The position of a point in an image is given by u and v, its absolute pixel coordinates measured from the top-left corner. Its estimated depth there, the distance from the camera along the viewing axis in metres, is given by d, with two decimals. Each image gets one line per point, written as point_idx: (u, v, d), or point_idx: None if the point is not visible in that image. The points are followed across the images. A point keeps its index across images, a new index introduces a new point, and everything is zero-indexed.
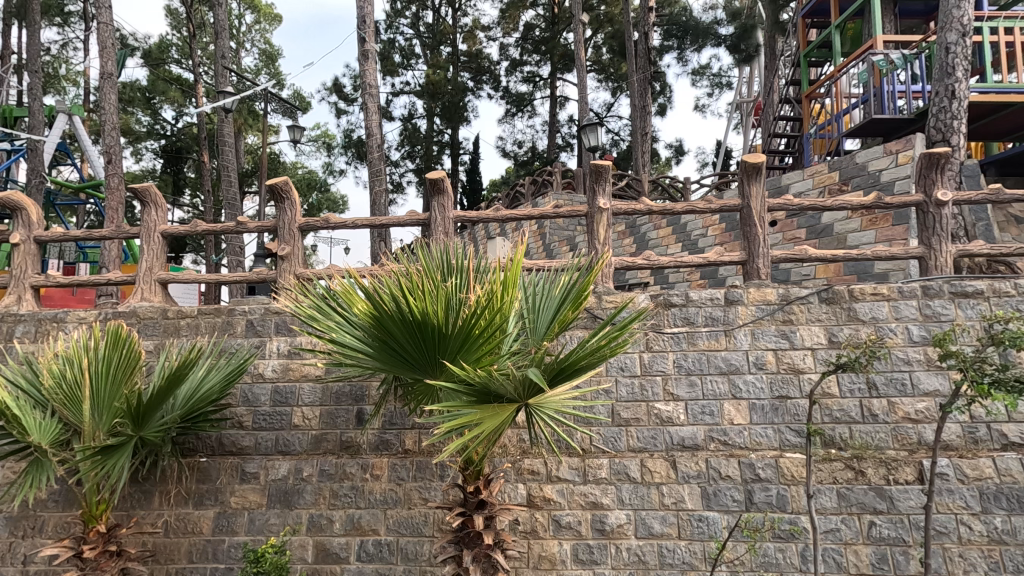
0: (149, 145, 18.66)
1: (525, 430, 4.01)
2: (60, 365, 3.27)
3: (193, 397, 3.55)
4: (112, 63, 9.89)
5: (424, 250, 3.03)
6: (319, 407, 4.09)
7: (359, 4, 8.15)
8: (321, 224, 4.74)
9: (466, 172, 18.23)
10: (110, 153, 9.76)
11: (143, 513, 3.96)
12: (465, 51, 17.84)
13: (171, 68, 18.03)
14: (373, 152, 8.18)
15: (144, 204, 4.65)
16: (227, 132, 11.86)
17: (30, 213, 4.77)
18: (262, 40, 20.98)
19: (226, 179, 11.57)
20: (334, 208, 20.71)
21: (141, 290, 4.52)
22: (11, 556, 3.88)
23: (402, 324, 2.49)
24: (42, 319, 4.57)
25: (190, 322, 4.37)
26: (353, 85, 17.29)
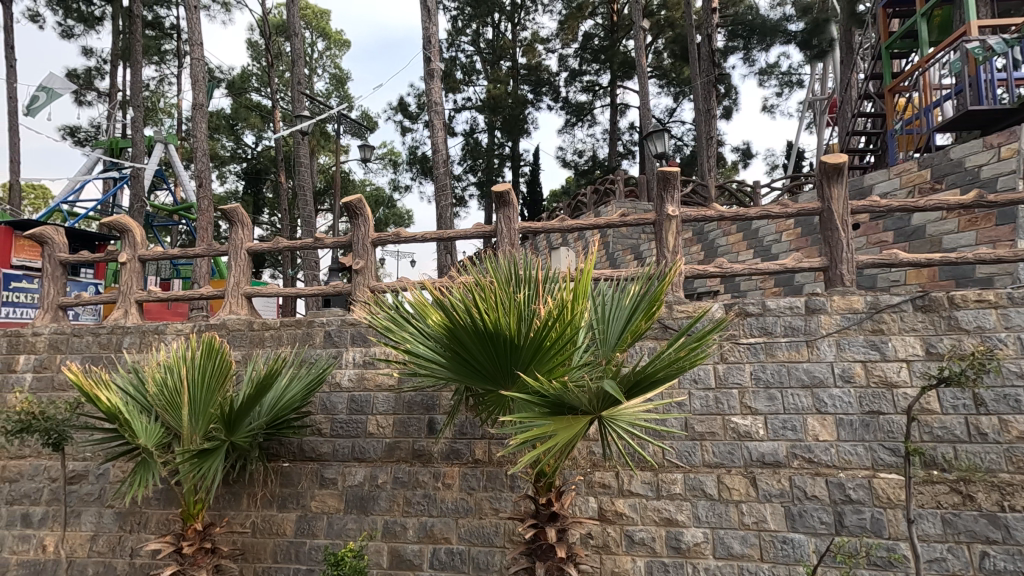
0: (233, 168, 20.10)
1: (596, 443, 3.95)
2: (163, 373, 3.56)
3: (277, 405, 3.75)
4: (203, 95, 10.75)
5: (492, 261, 3.07)
6: (393, 415, 4.21)
7: (424, 25, 8.44)
8: (392, 238, 4.91)
9: (526, 183, 18.41)
10: (201, 177, 10.60)
11: (233, 513, 4.22)
12: (525, 63, 18.00)
13: (252, 96, 19.39)
14: (439, 167, 8.43)
15: (232, 224, 5.01)
16: (303, 153, 12.60)
17: (135, 235, 5.24)
18: (333, 65, 22.16)
19: (302, 197, 12.28)
20: (401, 222, 21.46)
21: (230, 304, 4.85)
22: (120, 548, 4.23)
23: (475, 336, 2.52)
24: (145, 331, 4.96)
25: (274, 334, 4.63)
26: (417, 103, 17.92)
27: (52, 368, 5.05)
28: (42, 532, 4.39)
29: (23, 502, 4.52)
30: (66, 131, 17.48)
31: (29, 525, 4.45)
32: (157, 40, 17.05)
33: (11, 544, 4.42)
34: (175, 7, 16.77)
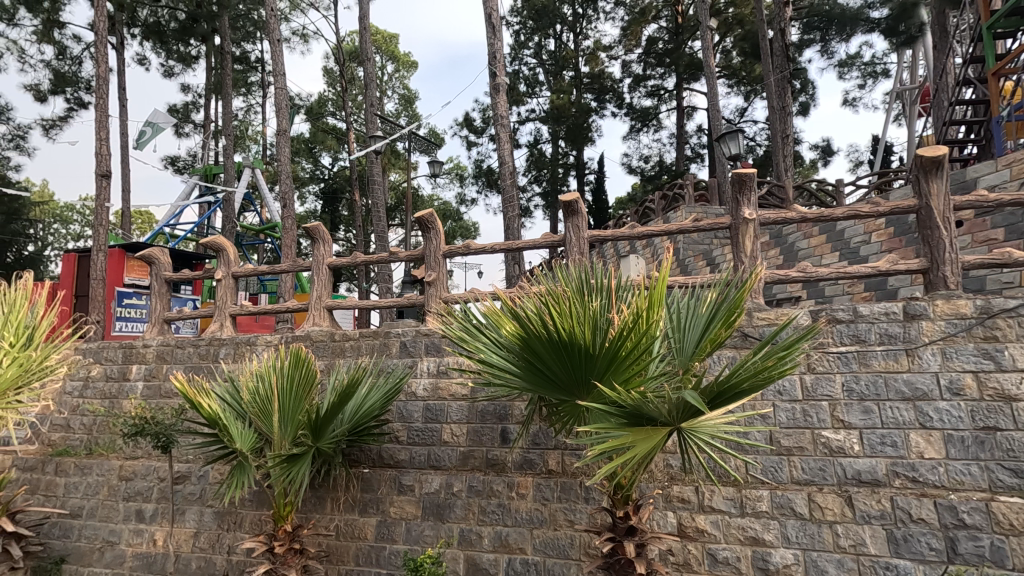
0: (312, 189, 21.35)
1: (673, 456, 3.83)
2: (256, 381, 3.80)
3: (358, 412, 3.91)
4: (285, 121, 11.51)
5: (563, 271, 3.06)
6: (466, 424, 4.28)
7: (489, 41, 8.63)
8: (462, 249, 5.02)
9: (591, 191, 18.29)
10: (285, 198, 11.32)
11: (319, 516, 4.42)
12: (588, 72, 17.93)
13: (329, 120, 20.55)
14: (506, 179, 8.54)
15: (314, 241, 5.32)
16: (376, 172, 13.18)
17: (229, 254, 5.68)
18: (402, 86, 23.09)
19: (376, 213, 12.83)
20: (468, 234, 21.90)
21: (313, 316, 5.13)
22: (219, 546, 4.54)
23: (549, 345, 2.51)
24: (238, 342, 5.32)
25: (354, 344, 4.84)
26: (482, 118, 18.29)
27: (160, 377, 5.52)
28: (153, 528, 4.79)
29: (137, 499, 4.96)
30: (168, 161, 19.24)
31: (142, 520, 4.86)
32: (245, 73, 18.46)
33: (127, 538, 4.85)
34: (260, 42, 18.12)
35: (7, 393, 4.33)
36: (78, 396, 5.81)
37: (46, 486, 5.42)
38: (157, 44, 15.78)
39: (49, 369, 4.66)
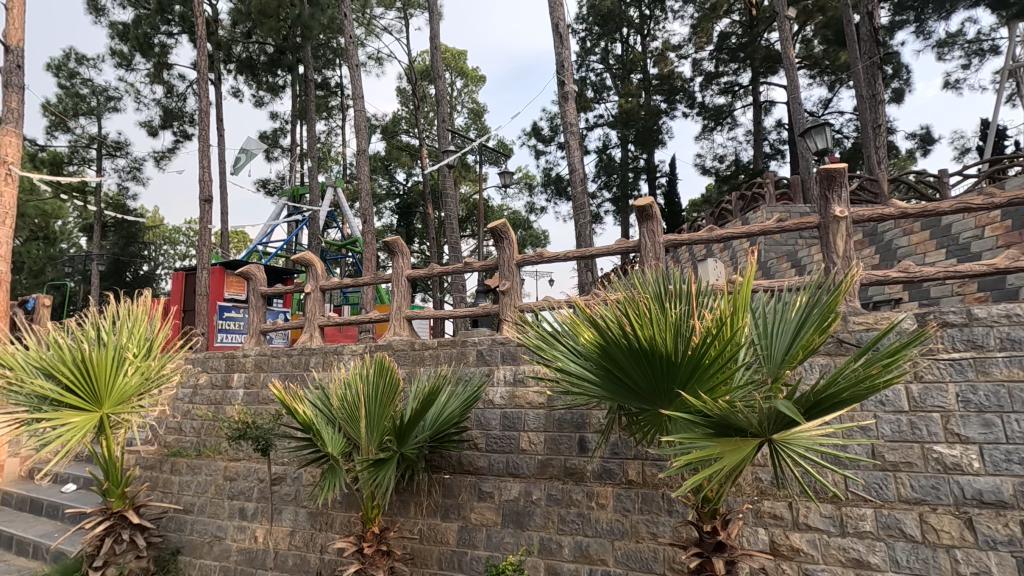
0: (388, 205, 22.32)
1: (763, 470, 3.64)
2: (344, 389, 4.01)
3: (439, 420, 4.01)
4: (364, 141, 12.12)
5: (639, 277, 3.01)
6: (544, 432, 4.29)
7: (556, 51, 8.68)
8: (536, 258, 5.05)
9: (663, 195, 17.86)
10: (365, 214, 11.91)
11: (403, 519, 4.57)
12: (657, 73, 17.56)
13: (403, 138, 21.43)
14: (576, 186, 8.53)
15: (394, 254, 5.57)
16: (449, 185, 13.56)
17: (317, 269, 6.08)
18: (471, 100, 23.68)
19: (450, 225, 13.22)
20: (538, 242, 22.03)
21: (394, 326, 5.37)
22: (313, 544, 4.80)
23: (629, 353, 2.47)
24: (327, 351, 5.61)
25: (432, 353, 5.00)
26: (550, 126, 18.38)
27: (258, 384, 5.95)
28: (254, 525, 5.15)
29: (240, 498, 5.35)
30: (260, 184, 20.82)
31: (244, 518, 5.24)
32: (326, 98, 19.65)
33: (232, 533, 5.25)
34: (339, 68, 19.25)
35: (131, 398, 4.82)
36: (188, 402, 6.36)
37: (163, 483, 5.98)
38: (249, 76, 17.17)
39: (165, 376, 5.15)
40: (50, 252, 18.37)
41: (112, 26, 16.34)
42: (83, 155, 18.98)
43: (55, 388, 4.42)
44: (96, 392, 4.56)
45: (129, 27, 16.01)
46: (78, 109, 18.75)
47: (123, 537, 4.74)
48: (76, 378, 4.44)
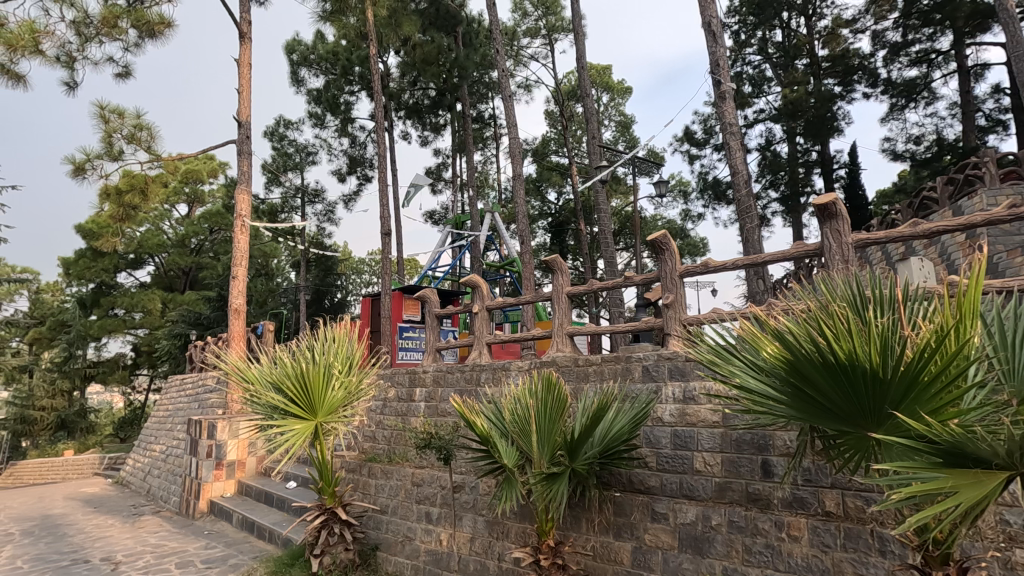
0: (542, 224, 23.03)
1: (1011, 510, 2.99)
2: (515, 404, 4.20)
3: (608, 436, 3.97)
4: (519, 165, 12.70)
5: (827, 284, 2.70)
6: (720, 453, 4.02)
7: (710, 50, 8.26)
8: (700, 268, 4.82)
9: (844, 189, 15.89)
10: (523, 235, 12.44)
11: (576, 535, 4.59)
12: (828, 55, 15.75)
13: (552, 158, 22.04)
14: (740, 188, 7.97)
15: (553, 273, 5.75)
16: (602, 200, 13.50)
17: (482, 289, 6.53)
18: (618, 113, 23.56)
19: (604, 239, 13.18)
20: (695, 251, 20.97)
21: (556, 343, 5.53)
22: (491, 551, 5.07)
23: (823, 370, 2.21)
24: (495, 367, 5.92)
25: (597, 369, 5.02)
26: (704, 129, 17.45)
27: (437, 398, 6.48)
28: (439, 529, 5.57)
29: (425, 503, 5.82)
30: (428, 215, 22.92)
31: (430, 521, 5.69)
32: (482, 130, 21.01)
33: (420, 535, 5.73)
34: (492, 101, 20.51)
35: (337, 410, 5.59)
36: (380, 413, 7.20)
37: (363, 485, 6.67)
38: (416, 119, 19.12)
39: (362, 390, 5.89)
40: (270, 286, 22.17)
41: (309, 94, 19.45)
42: (291, 204, 22.71)
43: (283, 400, 5.30)
44: (312, 403, 5.37)
45: (322, 92, 18.93)
46: (286, 165, 22.49)
47: (335, 530, 5.46)
48: (297, 392, 5.29)
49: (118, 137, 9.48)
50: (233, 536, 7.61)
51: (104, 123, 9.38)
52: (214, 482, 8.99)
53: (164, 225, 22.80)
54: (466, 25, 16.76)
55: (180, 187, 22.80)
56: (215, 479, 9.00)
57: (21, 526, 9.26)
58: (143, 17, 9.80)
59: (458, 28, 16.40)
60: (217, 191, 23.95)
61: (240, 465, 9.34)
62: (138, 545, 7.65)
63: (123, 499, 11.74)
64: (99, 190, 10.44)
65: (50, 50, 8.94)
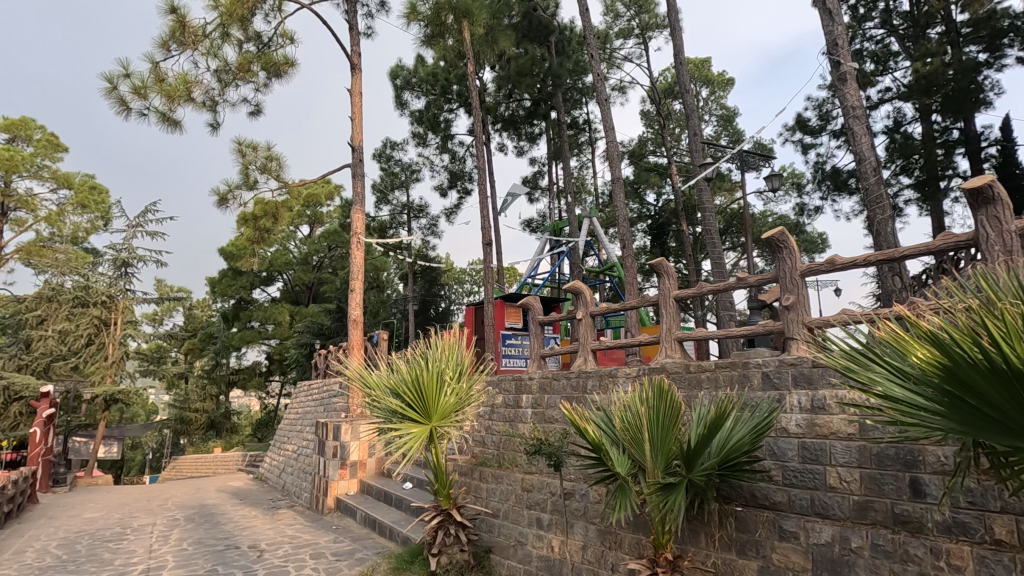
0: (641, 227, 22.53)
1: None
2: (626, 411, 4.12)
3: (726, 447, 3.73)
4: (617, 169, 12.52)
5: (990, 279, 2.36)
6: (859, 469, 3.66)
7: (826, 30, 7.61)
8: (826, 266, 4.43)
9: (996, 169, 13.87)
10: (624, 239, 12.23)
11: (695, 549, 4.36)
12: (969, 18, 13.88)
13: (650, 158, 21.50)
14: (868, 177, 7.23)
15: (659, 277, 5.58)
16: (706, 198, 12.87)
17: (586, 296, 6.50)
18: (719, 107, 22.45)
19: (709, 239, 12.58)
20: (812, 248, 19.38)
21: (665, 349, 5.36)
22: (604, 561, 5.00)
23: (989, 376, 1.94)
24: (602, 374, 5.85)
25: (710, 375, 4.79)
26: (818, 115, 16.11)
27: (544, 405, 6.53)
28: (550, 535, 5.58)
29: (535, 508, 5.86)
30: (526, 224, 23.28)
31: (542, 527, 5.72)
32: (576, 135, 20.99)
33: (532, 540, 5.79)
34: (585, 106, 20.46)
35: (450, 415, 5.81)
36: (489, 418, 7.41)
37: (476, 488, 6.87)
38: (512, 131, 19.57)
39: (472, 396, 6.10)
40: (381, 298, 23.70)
41: (412, 115, 20.60)
42: (399, 220, 24.13)
43: (400, 404, 5.62)
44: (427, 408, 5.63)
45: (424, 112, 19.95)
46: (393, 184, 23.93)
47: (451, 531, 5.67)
48: (413, 397, 5.59)
49: (253, 168, 10.62)
50: (358, 532, 8.17)
51: (242, 157, 10.57)
52: (339, 480, 9.70)
53: (291, 245, 25.19)
54: (558, 33, 16.93)
55: (303, 211, 25.12)
56: (340, 477, 9.72)
57: (185, 514, 10.59)
58: (271, 60, 10.98)
59: (550, 37, 16.61)
60: (333, 212, 26.08)
61: (361, 465, 10.02)
62: (278, 535, 8.46)
63: (264, 493, 13.06)
64: (239, 217, 11.77)
65: (198, 97, 10.28)
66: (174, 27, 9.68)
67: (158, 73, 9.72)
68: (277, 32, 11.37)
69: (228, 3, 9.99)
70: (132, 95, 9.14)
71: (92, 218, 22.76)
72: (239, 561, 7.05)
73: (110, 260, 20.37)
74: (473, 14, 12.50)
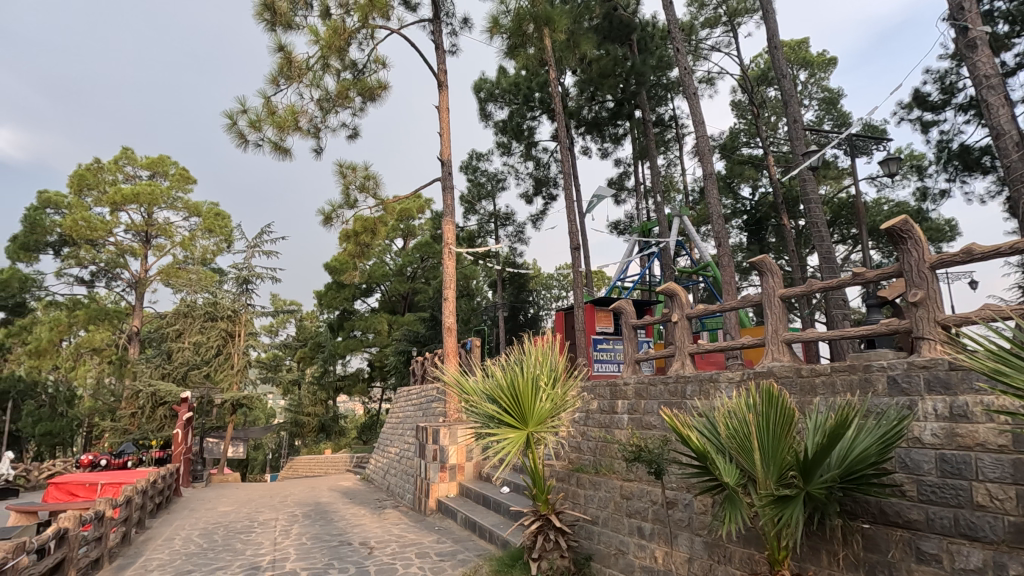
0: (736, 223, 21.40)
1: None
2: (733, 418, 3.92)
3: (849, 457, 3.38)
4: (709, 165, 11.98)
5: None
6: (1013, 486, 3.21)
7: None
8: (962, 257, 3.94)
9: None
10: (720, 237, 11.67)
11: (815, 569, 3.97)
12: None
13: (743, 150, 20.39)
14: (1011, 154, 6.35)
15: (763, 275, 5.27)
16: (810, 188, 11.92)
17: (681, 297, 6.26)
18: (821, 89, 20.83)
19: (817, 232, 11.66)
20: (939, 237, 17.36)
21: (771, 352, 5.05)
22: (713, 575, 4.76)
23: None
24: (702, 379, 5.59)
25: (826, 379, 4.44)
26: (940, 88, 14.44)
27: (641, 410, 6.36)
28: (653, 545, 5.41)
29: (636, 517, 5.70)
30: (613, 226, 22.93)
31: (643, 536, 5.56)
32: (663, 133, 20.38)
33: (634, 550, 5.64)
34: (671, 102, 19.83)
35: (547, 420, 5.82)
36: (584, 424, 7.32)
37: (573, 494, 6.81)
38: (596, 133, 19.38)
39: (568, 401, 6.05)
40: (472, 305, 24.33)
41: (496, 126, 21.02)
42: (486, 229, 24.70)
43: (497, 410, 5.72)
44: (524, 414, 5.69)
45: (507, 122, 20.28)
46: (480, 194, 24.53)
47: (550, 536, 5.68)
48: (509, 403, 5.68)
49: (353, 187, 11.35)
50: (460, 533, 8.41)
51: (343, 178, 11.32)
52: (440, 482, 10.06)
53: (387, 257, 26.58)
54: (640, 30, 16.59)
55: (397, 225, 26.44)
56: (441, 480, 10.07)
57: (303, 511, 11.46)
58: (366, 85, 11.71)
59: (632, 36, 16.32)
60: (425, 224, 27.21)
61: (460, 468, 10.31)
62: (386, 534, 8.91)
63: (371, 493, 13.83)
64: (341, 234, 12.60)
65: (304, 125, 11.18)
66: (281, 64, 10.60)
67: (270, 107, 10.67)
68: (371, 58, 12.10)
69: (327, 36, 10.78)
70: (249, 129, 10.10)
71: (218, 240, 25.38)
72: (352, 557, 7.50)
73: (233, 278, 22.61)
74: (554, 21, 12.54)
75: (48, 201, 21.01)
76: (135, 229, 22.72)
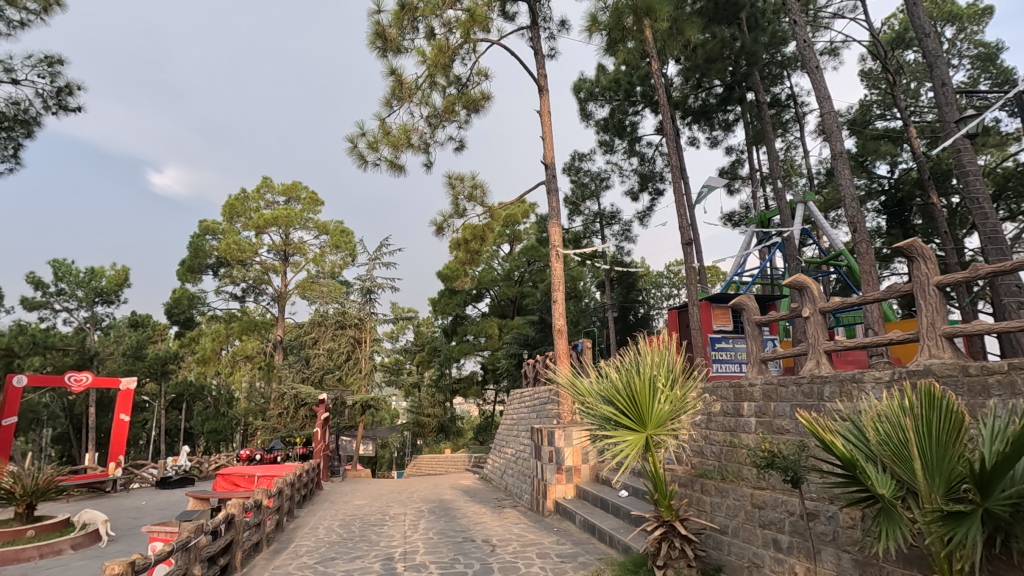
0: (872, 205, 19.23)
1: None
2: (885, 423, 3.52)
3: None
4: (838, 143, 10.85)
5: None
6: None
7: None
8: None
9: None
10: (854, 222, 10.52)
11: None
12: None
13: (877, 124, 18.28)
14: None
15: (912, 260, 4.65)
16: (966, 160, 10.34)
17: (812, 289, 5.71)
18: (973, 45, 18.10)
19: (977, 210, 10.08)
20: None
21: (928, 347, 4.43)
22: None
23: None
24: (843, 379, 5.06)
25: (1002, 379, 3.80)
26: None
27: (771, 413, 5.90)
28: (792, 559, 5.01)
29: (771, 528, 5.30)
30: (726, 218, 21.65)
31: (780, 549, 5.16)
32: (780, 114, 18.90)
33: (771, 563, 5.25)
34: (788, 80, 18.34)
35: (666, 423, 5.60)
36: (706, 427, 6.93)
37: (698, 500, 6.56)
38: (704, 121, 18.45)
39: (688, 403, 5.77)
40: (581, 307, 24.20)
41: (597, 124, 20.77)
42: (592, 229, 24.48)
43: (613, 411, 5.63)
44: (641, 415, 5.53)
45: (609, 120, 19.96)
46: (584, 195, 24.35)
47: (675, 544, 5.46)
48: (627, 404, 5.56)
49: (462, 197, 11.81)
50: (580, 535, 8.38)
51: (453, 189, 11.81)
52: (557, 484, 10.10)
53: (495, 263, 27.28)
54: (750, 7, 15.58)
55: (503, 230, 27.06)
56: (557, 481, 10.10)
57: (428, 507, 12.09)
58: (470, 98, 12.15)
59: (740, 15, 15.38)
60: (530, 228, 27.55)
61: (576, 470, 10.25)
62: (507, 533, 9.12)
63: (490, 492, 14.25)
64: (452, 243, 13.15)
65: (416, 142, 11.84)
66: (393, 87, 11.32)
67: (385, 127, 11.42)
68: (473, 71, 12.51)
69: (433, 55, 11.30)
70: (368, 150, 10.92)
71: (344, 255, 27.65)
72: (476, 553, 7.78)
73: (358, 288, 24.46)
74: (654, 10, 12.11)
75: (207, 229, 24.32)
76: (275, 249, 25.50)
